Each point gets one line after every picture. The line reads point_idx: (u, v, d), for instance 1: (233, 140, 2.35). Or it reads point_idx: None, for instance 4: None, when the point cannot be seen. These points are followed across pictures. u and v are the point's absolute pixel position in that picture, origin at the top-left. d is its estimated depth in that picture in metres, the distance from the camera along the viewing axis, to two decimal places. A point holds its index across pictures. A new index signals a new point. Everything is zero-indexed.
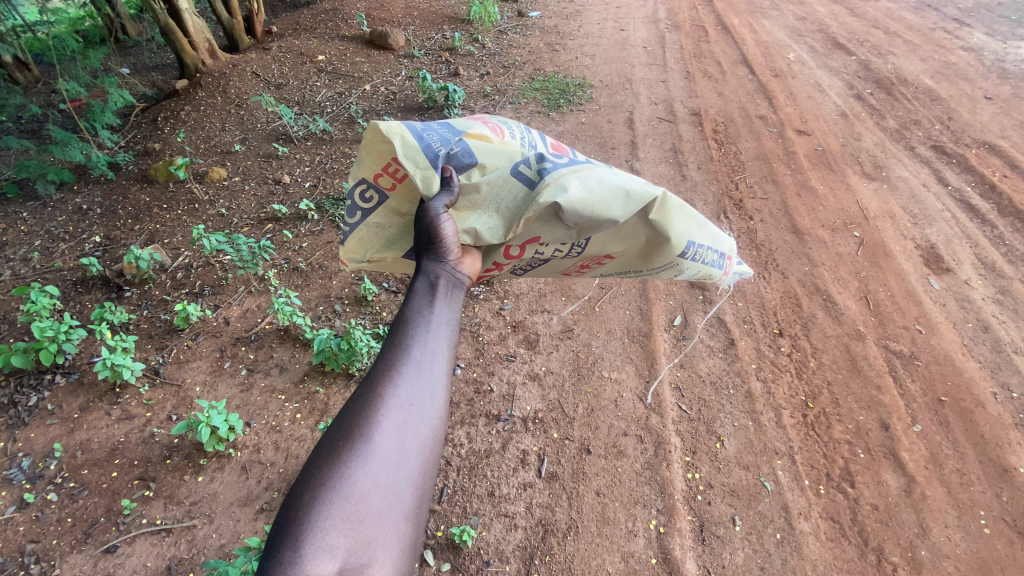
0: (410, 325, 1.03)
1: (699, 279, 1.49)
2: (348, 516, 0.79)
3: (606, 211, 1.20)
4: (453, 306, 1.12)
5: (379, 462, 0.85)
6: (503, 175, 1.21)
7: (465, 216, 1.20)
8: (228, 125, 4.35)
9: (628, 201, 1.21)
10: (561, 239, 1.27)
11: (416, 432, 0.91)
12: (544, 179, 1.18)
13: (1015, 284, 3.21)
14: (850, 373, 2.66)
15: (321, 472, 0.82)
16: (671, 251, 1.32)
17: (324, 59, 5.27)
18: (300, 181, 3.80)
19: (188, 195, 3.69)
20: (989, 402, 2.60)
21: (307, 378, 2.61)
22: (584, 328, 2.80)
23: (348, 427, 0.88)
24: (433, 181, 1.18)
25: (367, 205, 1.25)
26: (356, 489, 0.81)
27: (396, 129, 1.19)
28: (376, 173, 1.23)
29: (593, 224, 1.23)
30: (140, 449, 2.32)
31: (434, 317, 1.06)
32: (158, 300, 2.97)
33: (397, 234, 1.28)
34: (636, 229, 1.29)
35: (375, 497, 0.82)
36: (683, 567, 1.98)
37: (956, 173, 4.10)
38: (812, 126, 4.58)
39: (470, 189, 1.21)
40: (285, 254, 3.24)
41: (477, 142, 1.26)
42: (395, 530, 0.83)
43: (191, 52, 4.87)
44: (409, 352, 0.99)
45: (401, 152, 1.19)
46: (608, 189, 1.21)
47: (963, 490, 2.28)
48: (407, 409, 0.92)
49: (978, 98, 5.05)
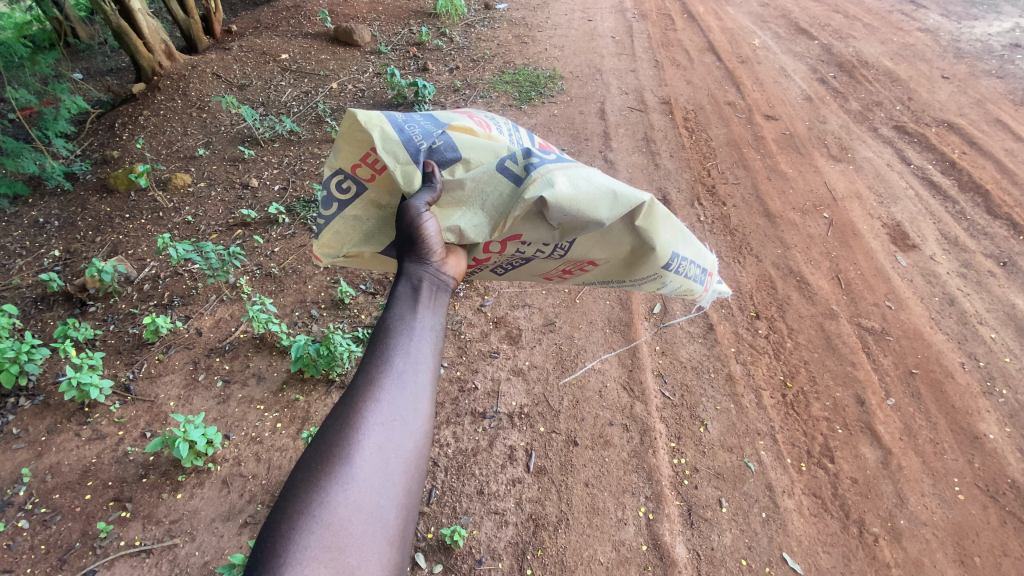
0: (392, 333, 1.00)
1: (680, 294, 1.49)
2: (328, 546, 0.76)
3: (592, 211, 1.18)
4: (437, 310, 1.10)
5: (360, 484, 0.83)
6: (488, 171, 1.19)
7: (448, 214, 1.18)
8: (190, 128, 4.20)
9: (615, 203, 1.19)
10: (544, 239, 1.24)
11: (398, 449, 0.89)
12: (531, 175, 1.17)
13: (977, 257, 3.35)
14: (826, 351, 2.73)
15: (297, 500, 0.79)
16: (654, 262, 1.30)
17: (288, 58, 5.13)
18: (269, 184, 3.70)
19: (151, 203, 3.55)
20: (958, 371, 2.70)
21: (286, 386, 2.54)
22: (565, 321, 2.80)
23: (327, 449, 0.85)
24: (414, 177, 1.15)
25: (344, 197, 1.22)
26: (337, 516, 0.79)
27: (375, 120, 1.16)
28: (352, 164, 1.19)
29: (577, 225, 1.21)
30: (114, 469, 2.23)
31: (416, 323, 1.04)
32: (125, 315, 2.85)
33: (376, 227, 1.24)
34: (620, 236, 1.27)
35: (357, 524, 0.80)
36: (674, 552, 2.00)
37: (917, 152, 4.22)
38: (779, 111, 4.65)
39: (454, 186, 1.19)
40: (256, 260, 3.15)
41: (462, 136, 1.23)
42: (379, 555, 0.80)
43: (146, 54, 4.68)
44: (391, 362, 0.96)
45: (380, 144, 1.15)
46: (596, 189, 1.19)
47: (937, 459, 2.36)
48: (390, 424, 0.90)
49: (935, 78, 5.21)
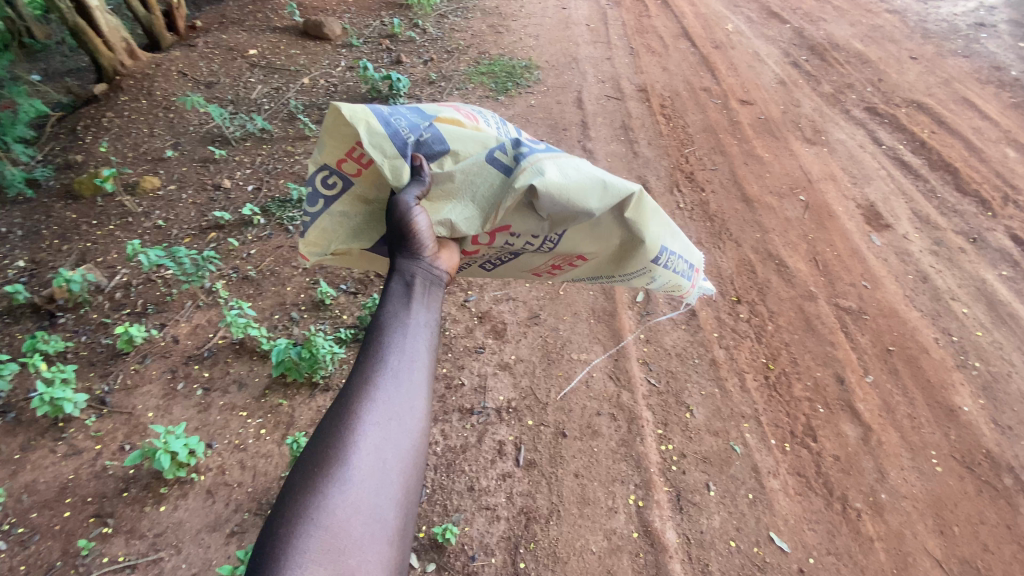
0: (386, 330, 0.97)
1: (668, 290, 1.47)
2: (327, 550, 0.75)
3: (581, 201, 1.16)
4: (432, 305, 1.06)
5: (357, 486, 0.81)
6: (477, 162, 1.17)
7: (439, 207, 1.15)
8: (157, 129, 4.05)
9: (605, 192, 1.18)
10: (534, 230, 1.22)
11: (395, 449, 0.86)
12: (521, 165, 1.15)
13: (947, 234, 3.44)
14: (805, 333, 2.78)
15: (295, 504, 0.78)
16: (644, 255, 1.29)
17: (256, 53, 4.98)
18: (242, 185, 3.59)
19: (120, 208, 3.42)
20: (932, 347, 2.78)
21: (269, 391, 2.49)
22: (550, 313, 2.79)
23: (323, 451, 0.83)
24: (402, 171, 1.14)
25: (330, 192, 1.19)
26: (335, 518, 0.78)
27: (360, 113, 1.13)
28: (337, 159, 1.17)
29: (568, 216, 1.19)
30: (93, 485, 2.17)
31: (411, 318, 1.00)
32: (97, 325, 2.76)
33: (363, 223, 1.21)
34: (610, 229, 1.26)
35: (356, 526, 0.79)
36: (665, 538, 2.02)
37: (888, 133, 4.30)
38: (753, 95, 4.68)
39: (443, 178, 1.17)
40: (232, 263, 3.07)
41: (449, 127, 1.21)
42: (379, 555, 0.79)
43: (107, 53, 4.51)
44: (385, 360, 0.93)
45: (366, 138, 1.13)
46: (585, 178, 1.18)
47: (915, 433, 2.42)
48: (386, 424, 0.87)
49: (904, 59, 5.30)
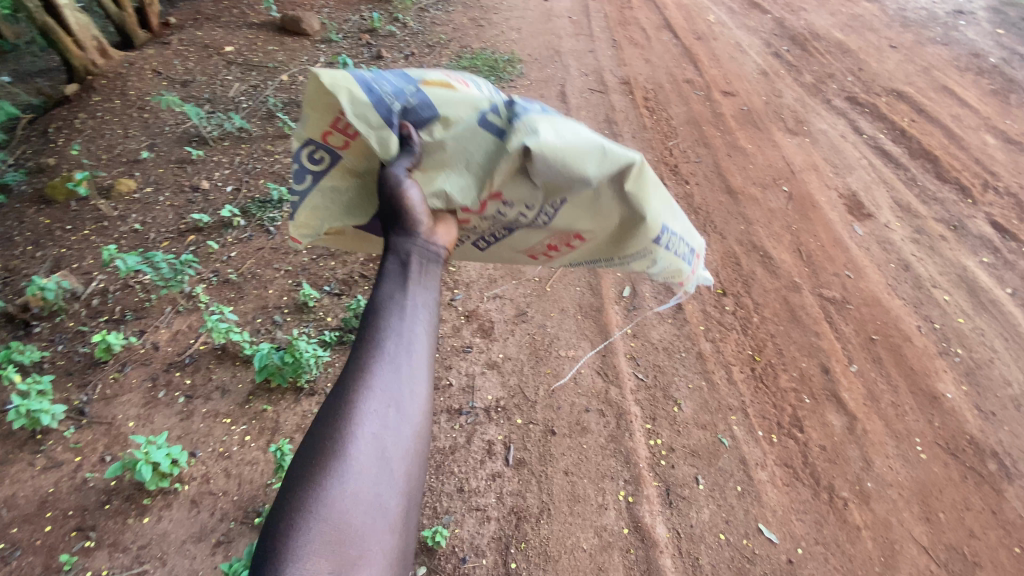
0: (383, 312, 0.91)
1: (668, 278, 1.40)
2: (328, 540, 0.76)
3: (578, 165, 1.11)
4: (431, 282, 0.98)
5: (357, 478, 0.80)
6: (469, 127, 1.14)
7: (431, 177, 1.12)
8: (132, 130, 3.94)
9: (604, 158, 1.12)
10: (529, 199, 1.19)
11: (395, 437, 0.84)
12: (514, 125, 1.11)
13: (928, 222, 3.48)
14: (791, 324, 2.80)
15: (295, 495, 0.78)
16: (645, 233, 1.23)
17: (232, 50, 4.86)
18: (221, 186, 3.51)
19: (94, 212, 3.33)
20: (915, 335, 2.81)
21: (252, 397, 2.44)
22: (537, 310, 2.77)
23: (320, 442, 0.81)
24: (390, 142, 1.10)
25: (318, 167, 1.18)
26: (335, 511, 0.77)
27: (341, 81, 1.09)
28: (323, 131, 1.14)
29: (564, 183, 1.14)
30: (74, 498, 2.11)
31: (409, 298, 0.93)
32: (74, 333, 2.68)
33: (354, 198, 1.19)
34: (610, 204, 1.20)
35: (357, 517, 0.78)
36: (655, 533, 2.03)
37: (869, 122, 4.33)
38: (736, 86, 4.69)
39: (435, 147, 1.14)
40: (212, 266, 3.00)
41: (438, 92, 1.16)
42: (382, 542, 0.80)
43: (76, 52, 4.38)
44: (382, 345, 0.88)
45: (349, 108, 1.09)
46: (583, 143, 1.13)
47: (899, 421, 2.46)
48: (385, 413, 0.84)
49: (883, 47, 5.34)
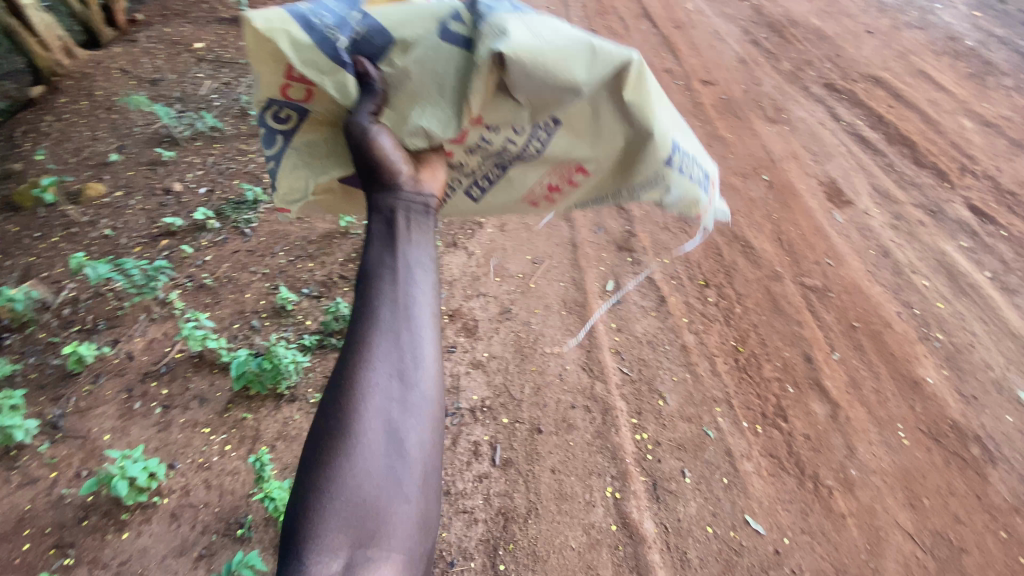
0: (375, 283, 0.91)
1: (685, 211, 1.29)
2: (347, 513, 0.82)
3: (565, 70, 1.05)
4: (421, 243, 0.97)
5: (368, 452, 0.84)
6: (432, 45, 1.07)
7: (407, 112, 1.07)
8: (100, 132, 3.81)
9: (592, 59, 1.06)
10: (514, 120, 1.14)
11: (400, 408, 0.87)
12: (480, 30, 1.03)
13: (906, 207, 3.51)
14: (773, 313, 2.81)
15: (313, 472, 0.84)
16: (653, 150, 1.17)
17: (203, 47, 4.72)
18: (193, 187, 3.41)
19: (63, 219, 3.21)
20: (895, 321, 2.84)
21: (232, 405, 2.38)
22: (521, 307, 2.74)
23: (329, 420, 0.86)
24: (347, 84, 1.08)
25: (286, 125, 1.17)
26: (351, 485, 0.83)
27: (277, 26, 1.07)
28: (280, 86, 1.12)
29: (551, 97, 1.09)
30: (51, 515, 2.05)
31: (400, 266, 0.93)
32: (46, 345, 2.60)
33: (331, 148, 1.18)
34: (610, 119, 1.16)
35: (372, 489, 0.83)
36: (643, 528, 2.02)
37: (847, 108, 4.35)
38: (715, 75, 4.68)
39: (399, 77, 1.08)
40: (187, 271, 2.92)
41: (388, 15, 1.10)
42: (399, 509, 0.85)
43: (41, 53, 4.22)
44: (378, 318, 0.89)
45: (294, 56, 1.07)
46: (565, 43, 1.06)
47: (881, 408, 2.48)
48: (387, 385, 0.87)
49: (859, 33, 5.37)
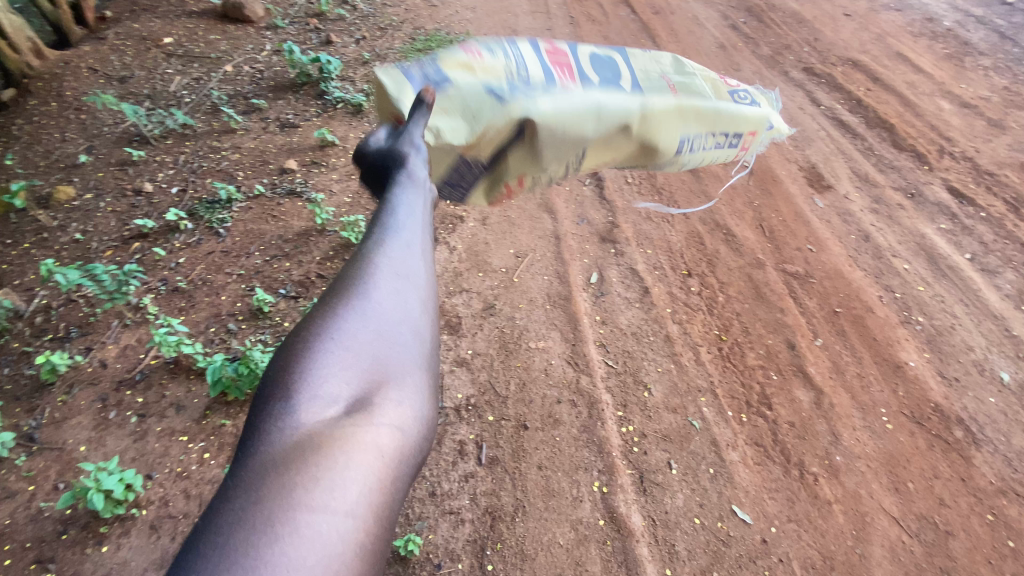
0: (386, 207, 1.00)
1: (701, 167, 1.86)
2: (319, 407, 0.74)
3: (581, 128, 1.45)
4: (424, 191, 1.08)
5: (351, 349, 0.79)
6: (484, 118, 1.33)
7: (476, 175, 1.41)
8: (68, 133, 3.68)
9: (599, 117, 1.47)
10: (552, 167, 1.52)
11: (394, 317, 0.85)
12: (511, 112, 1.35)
13: (886, 191, 3.52)
14: (756, 301, 2.80)
15: (288, 365, 0.77)
16: (664, 154, 1.65)
17: (171, 42, 4.58)
18: (165, 188, 3.31)
19: (33, 224, 3.10)
20: (877, 305, 2.85)
21: (210, 412, 2.33)
22: (505, 302, 2.71)
23: (318, 316, 0.83)
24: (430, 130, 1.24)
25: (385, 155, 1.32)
26: (324, 379, 0.76)
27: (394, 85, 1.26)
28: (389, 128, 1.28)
29: (574, 145, 1.48)
30: (29, 530, 1.98)
31: (405, 197, 1.02)
32: (19, 354, 2.51)
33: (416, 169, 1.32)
34: (628, 142, 1.57)
35: (349, 388, 0.77)
36: (631, 522, 2.01)
37: (826, 92, 4.36)
38: (695, 61, 4.65)
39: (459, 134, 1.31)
40: (160, 275, 2.84)
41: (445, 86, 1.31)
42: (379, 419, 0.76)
43: (11, 56, 4.05)
44: (383, 234, 0.94)
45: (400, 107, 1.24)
46: (581, 110, 1.44)
47: (864, 393, 2.49)
48: (382, 289, 0.87)
49: (837, 16, 5.36)
